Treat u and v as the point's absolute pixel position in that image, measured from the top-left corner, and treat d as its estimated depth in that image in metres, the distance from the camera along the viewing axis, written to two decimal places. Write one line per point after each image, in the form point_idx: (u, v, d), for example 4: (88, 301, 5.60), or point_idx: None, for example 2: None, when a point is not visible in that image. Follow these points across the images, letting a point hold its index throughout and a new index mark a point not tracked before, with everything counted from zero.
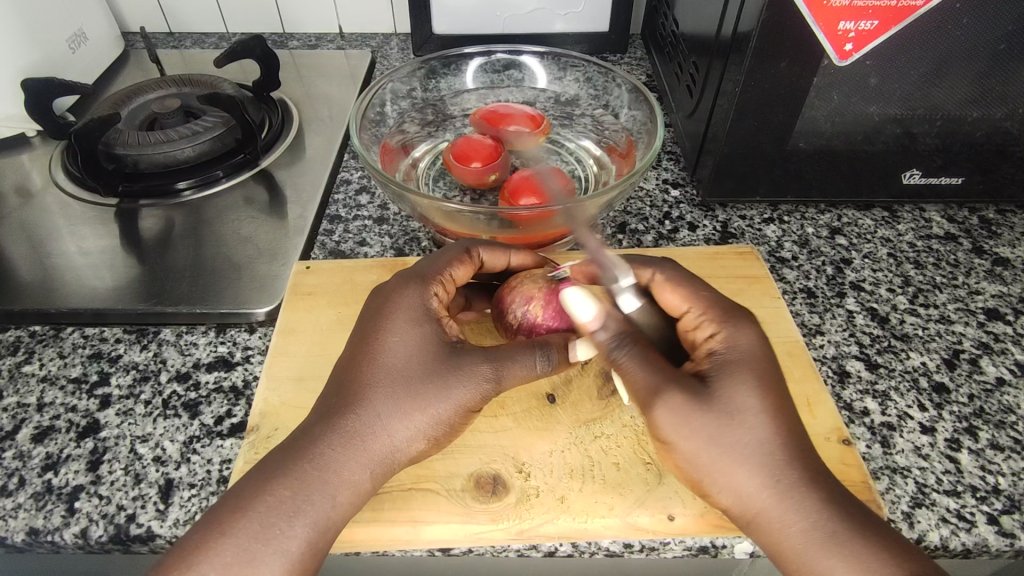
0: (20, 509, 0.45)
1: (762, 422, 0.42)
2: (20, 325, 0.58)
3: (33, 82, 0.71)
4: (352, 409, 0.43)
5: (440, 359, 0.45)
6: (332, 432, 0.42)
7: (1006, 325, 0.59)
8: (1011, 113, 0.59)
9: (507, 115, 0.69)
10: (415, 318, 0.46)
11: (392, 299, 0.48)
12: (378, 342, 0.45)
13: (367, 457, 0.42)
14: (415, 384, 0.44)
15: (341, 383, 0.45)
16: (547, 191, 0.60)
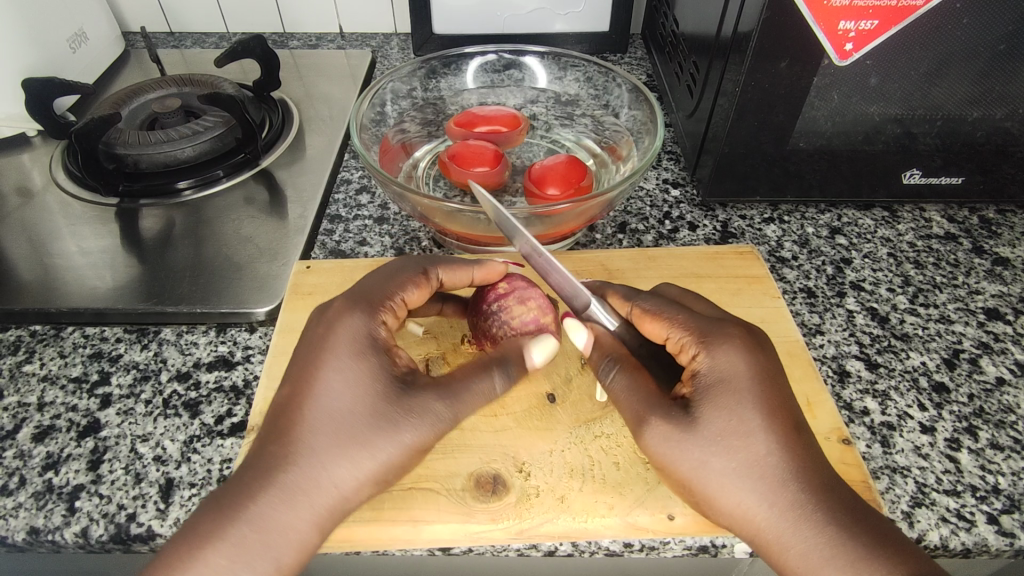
0: (20, 508, 0.45)
1: (757, 445, 0.40)
2: (21, 325, 0.58)
3: (33, 82, 0.71)
4: (287, 461, 0.40)
5: (386, 400, 0.42)
6: (270, 487, 0.39)
7: (1006, 325, 0.59)
8: (1011, 113, 0.59)
9: (484, 118, 0.69)
10: (357, 357, 0.42)
11: (333, 331, 0.44)
12: (311, 385, 0.42)
13: (307, 511, 0.39)
14: (353, 426, 0.41)
15: (273, 433, 0.41)
16: (570, 178, 0.63)
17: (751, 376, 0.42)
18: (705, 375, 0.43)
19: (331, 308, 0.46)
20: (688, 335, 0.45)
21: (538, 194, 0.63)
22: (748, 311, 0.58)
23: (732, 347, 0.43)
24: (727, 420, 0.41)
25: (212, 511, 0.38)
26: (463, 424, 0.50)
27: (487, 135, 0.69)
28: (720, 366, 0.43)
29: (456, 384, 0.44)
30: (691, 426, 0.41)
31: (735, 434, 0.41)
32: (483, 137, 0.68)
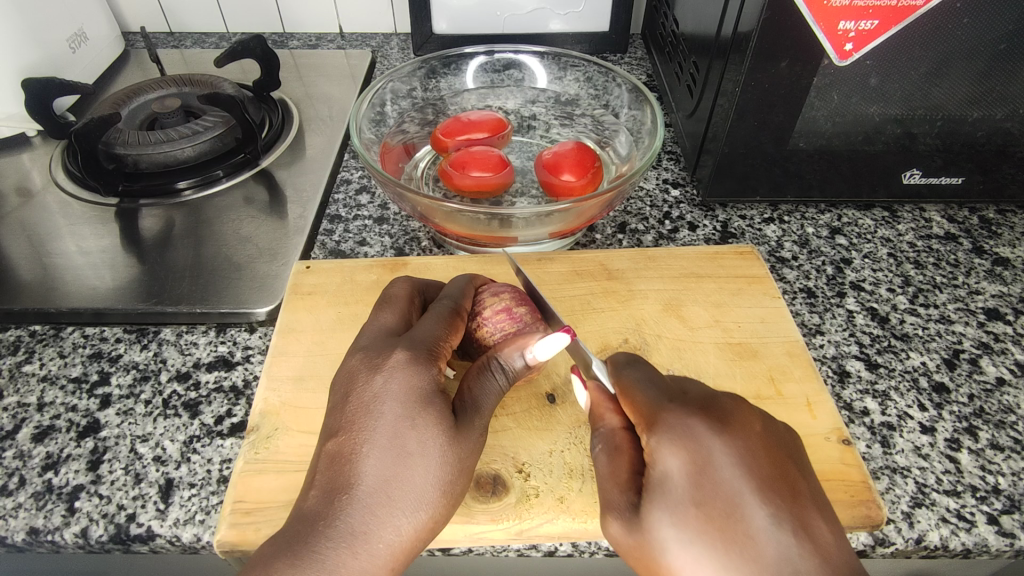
0: (20, 508, 0.45)
1: (714, 541, 0.35)
2: (21, 324, 0.58)
3: (33, 82, 0.71)
4: (355, 507, 0.38)
5: (451, 439, 0.41)
6: (341, 534, 0.37)
7: (1006, 325, 0.59)
8: (1011, 113, 0.59)
9: (466, 123, 0.69)
10: (422, 402, 0.41)
11: (394, 377, 0.42)
12: (372, 432, 0.40)
13: (383, 555, 0.38)
14: (421, 466, 0.40)
15: (329, 487, 0.39)
16: (583, 161, 0.64)
17: (707, 459, 0.37)
18: (656, 462, 0.38)
19: (385, 355, 0.44)
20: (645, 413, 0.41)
21: (557, 182, 0.64)
22: (748, 311, 0.58)
23: (689, 423, 0.38)
24: (687, 512, 0.36)
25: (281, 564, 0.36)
26: None
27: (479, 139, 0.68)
28: (672, 448, 0.38)
29: (479, 399, 0.44)
30: (650, 526, 0.37)
31: (696, 526, 0.35)
32: (476, 143, 0.68)
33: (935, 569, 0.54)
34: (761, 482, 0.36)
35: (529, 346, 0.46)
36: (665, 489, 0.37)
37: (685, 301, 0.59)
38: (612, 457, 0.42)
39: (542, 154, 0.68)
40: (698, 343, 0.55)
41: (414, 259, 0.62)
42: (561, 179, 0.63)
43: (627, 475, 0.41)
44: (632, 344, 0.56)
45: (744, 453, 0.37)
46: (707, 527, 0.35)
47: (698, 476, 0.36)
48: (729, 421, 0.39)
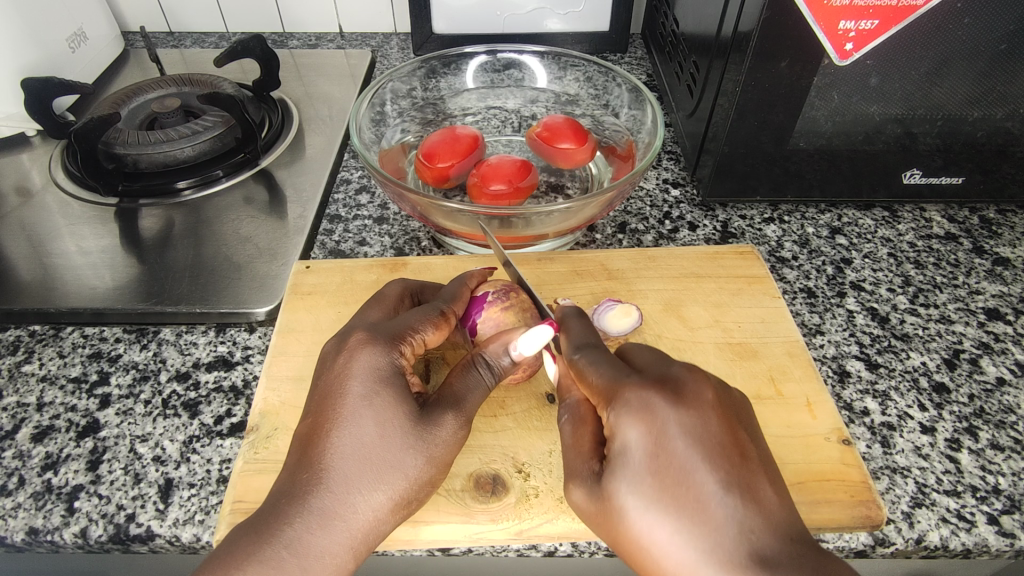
0: (19, 508, 0.45)
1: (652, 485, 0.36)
2: (20, 324, 0.58)
3: (33, 82, 0.70)
4: (323, 488, 0.38)
5: (413, 424, 0.41)
6: (304, 513, 0.37)
7: (1006, 325, 0.59)
8: (1012, 113, 0.59)
9: (442, 141, 0.65)
10: (381, 384, 0.41)
11: (354, 358, 0.42)
12: (335, 414, 0.40)
13: (344, 536, 0.38)
14: (382, 449, 0.39)
15: (296, 467, 0.39)
16: (578, 129, 0.67)
17: (668, 427, 0.37)
18: (616, 434, 0.38)
19: (350, 336, 0.44)
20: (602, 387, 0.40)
21: (577, 156, 0.67)
22: (748, 311, 0.58)
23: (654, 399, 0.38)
24: (646, 480, 0.36)
25: (242, 545, 0.36)
26: None
27: (473, 149, 0.66)
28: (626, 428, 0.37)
29: (459, 391, 0.44)
30: (612, 494, 0.37)
31: (649, 491, 0.36)
32: (468, 157, 0.65)
33: (935, 569, 0.54)
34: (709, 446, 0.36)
35: (513, 342, 0.45)
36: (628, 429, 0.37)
37: (685, 301, 0.59)
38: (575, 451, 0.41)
39: (533, 143, 0.69)
40: (698, 343, 0.55)
41: (414, 259, 0.62)
42: (576, 150, 0.66)
43: (588, 444, 0.41)
44: (632, 344, 0.55)
45: (697, 425, 0.36)
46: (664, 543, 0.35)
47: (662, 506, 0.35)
48: (666, 450, 0.36)
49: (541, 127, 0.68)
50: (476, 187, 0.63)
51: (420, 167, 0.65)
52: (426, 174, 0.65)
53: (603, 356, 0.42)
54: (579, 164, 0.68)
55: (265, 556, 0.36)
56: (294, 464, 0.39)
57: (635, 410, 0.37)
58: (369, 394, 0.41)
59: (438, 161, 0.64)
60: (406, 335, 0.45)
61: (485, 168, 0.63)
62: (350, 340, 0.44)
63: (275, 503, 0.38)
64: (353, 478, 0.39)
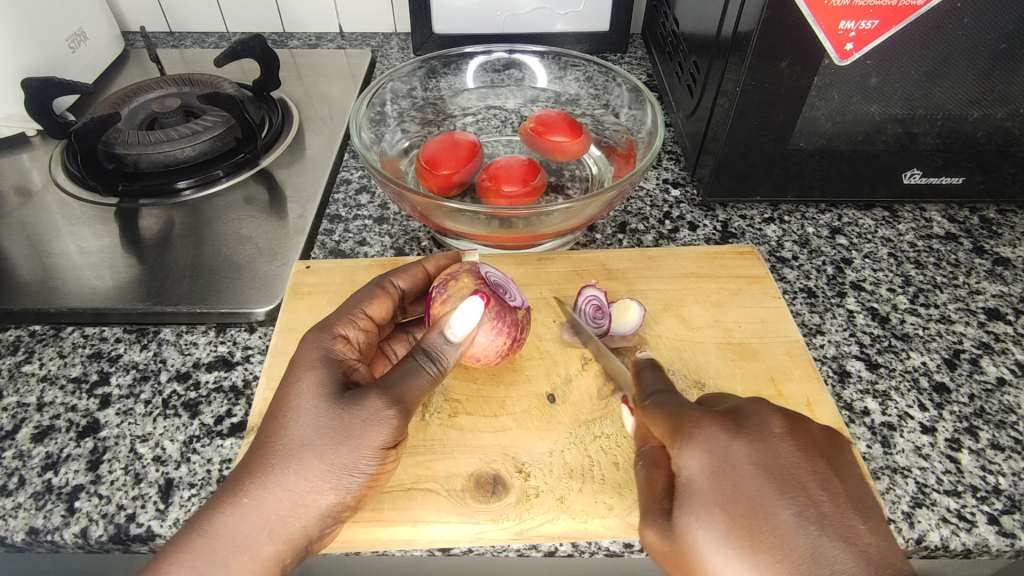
0: (19, 508, 0.45)
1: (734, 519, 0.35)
2: (20, 325, 0.58)
3: (32, 82, 0.70)
4: (248, 474, 0.39)
5: (330, 403, 0.40)
6: (229, 497, 0.38)
7: (1007, 325, 0.59)
8: (1012, 113, 0.59)
9: (442, 149, 0.64)
10: (310, 369, 0.42)
11: (299, 345, 0.45)
12: (275, 401, 0.41)
13: (267, 520, 0.38)
14: (296, 432, 0.39)
15: (241, 454, 0.41)
16: (571, 122, 0.68)
17: (742, 457, 0.37)
18: (682, 467, 0.38)
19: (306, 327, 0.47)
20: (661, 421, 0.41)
21: (575, 148, 0.67)
22: (748, 311, 0.58)
23: (712, 429, 0.38)
24: (721, 508, 0.36)
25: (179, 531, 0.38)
26: (463, 424, 0.50)
27: (473, 154, 0.65)
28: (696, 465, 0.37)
29: (392, 374, 0.42)
30: (684, 528, 0.36)
31: (726, 523, 0.35)
32: (468, 161, 0.64)
33: (935, 569, 0.54)
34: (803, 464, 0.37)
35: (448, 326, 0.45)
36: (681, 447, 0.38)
37: (685, 301, 0.59)
38: (648, 476, 0.41)
39: (528, 139, 0.69)
40: (698, 343, 0.55)
41: (414, 259, 0.62)
42: (572, 142, 0.67)
43: (662, 484, 0.40)
44: (632, 344, 0.56)
45: (765, 454, 0.37)
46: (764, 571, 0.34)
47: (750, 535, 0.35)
48: (735, 468, 0.37)
49: (532, 124, 0.69)
50: (486, 192, 0.63)
51: (423, 177, 0.64)
52: (429, 184, 0.64)
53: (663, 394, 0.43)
54: (577, 156, 0.69)
55: (189, 540, 0.37)
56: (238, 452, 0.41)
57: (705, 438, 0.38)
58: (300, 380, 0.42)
59: (442, 169, 0.63)
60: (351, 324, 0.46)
61: (491, 173, 0.63)
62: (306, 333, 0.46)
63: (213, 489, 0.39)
64: (279, 464, 0.39)
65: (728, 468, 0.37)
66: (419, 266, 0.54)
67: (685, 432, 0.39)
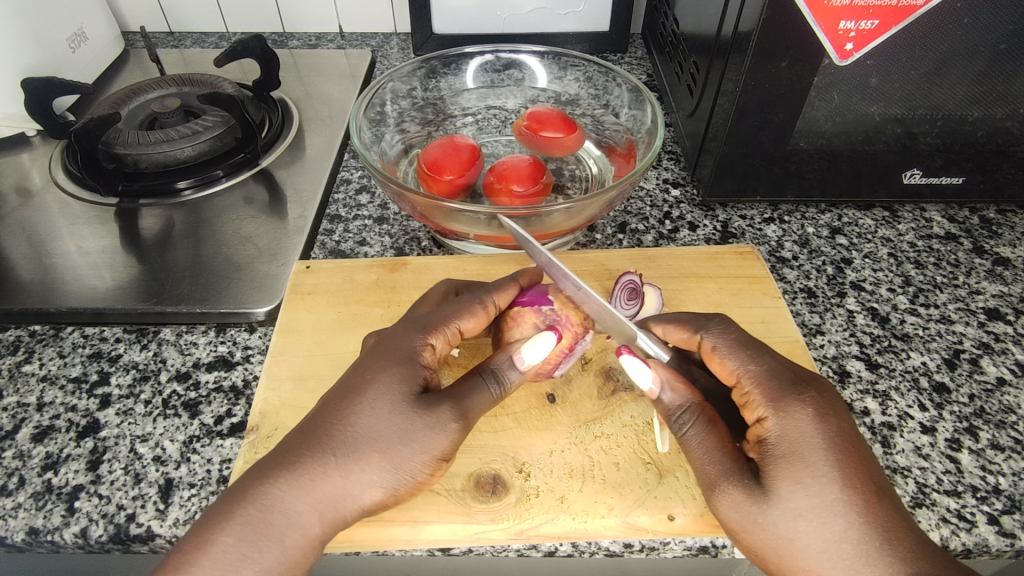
0: (19, 508, 0.45)
1: (812, 484, 0.38)
2: (20, 324, 0.58)
3: (33, 82, 0.70)
4: (313, 457, 0.39)
5: (413, 412, 0.41)
6: (294, 474, 0.39)
7: (1007, 325, 0.59)
8: (1012, 113, 0.59)
9: (442, 154, 0.64)
10: (403, 373, 0.43)
11: (387, 342, 0.45)
12: (350, 390, 0.42)
13: (320, 506, 0.39)
14: (376, 429, 0.41)
15: (299, 433, 0.41)
16: (565, 118, 0.69)
17: (809, 426, 0.40)
18: (769, 428, 0.41)
19: (392, 327, 0.47)
20: (755, 389, 0.43)
21: (570, 142, 0.68)
22: (748, 311, 0.58)
23: (807, 406, 0.41)
24: (779, 466, 0.39)
25: (238, 491, 0.38)
26: None
27: (473, 156, 0.65)
28: (794, 429, 0.40)
29: (461, 390, 0.44)
30: (738, 483, 0.40)
31: (779, 482, 0.39)
32: (470, 164, 0.64)
33: None
34: (858, 474, 0.38)
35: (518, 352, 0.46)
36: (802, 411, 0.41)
37: (685, 302, 0.59)
38: (693, 426, 0.43)
39: (523, 138, 0.70)
40: None
41: (415, 259, 0.63)
42: (567, 137, 0.68)
43: (711, 439, 0.42)
44: None
45: (826, 426, 0.40)
46: (810, 517, 0.38)
47: (792, 489, 0.38)
48: (781, 437, 0.40)
49: (525, 123, 0.69)
50: (494, 193, 0.63)
51: (426, 182, 0.64)
52: (434, 189, 0.63)
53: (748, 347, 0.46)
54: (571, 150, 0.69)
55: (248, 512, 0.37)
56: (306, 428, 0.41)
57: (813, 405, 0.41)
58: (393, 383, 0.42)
59: (445, 174, 0.63)
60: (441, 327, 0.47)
61: (498, 173, 0.63)
62: (394, 328, 0.47)
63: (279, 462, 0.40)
64: (355, 453, 0.40)
65: (792, 435, 0.40)
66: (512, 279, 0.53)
67: (800, 398, 0.41)
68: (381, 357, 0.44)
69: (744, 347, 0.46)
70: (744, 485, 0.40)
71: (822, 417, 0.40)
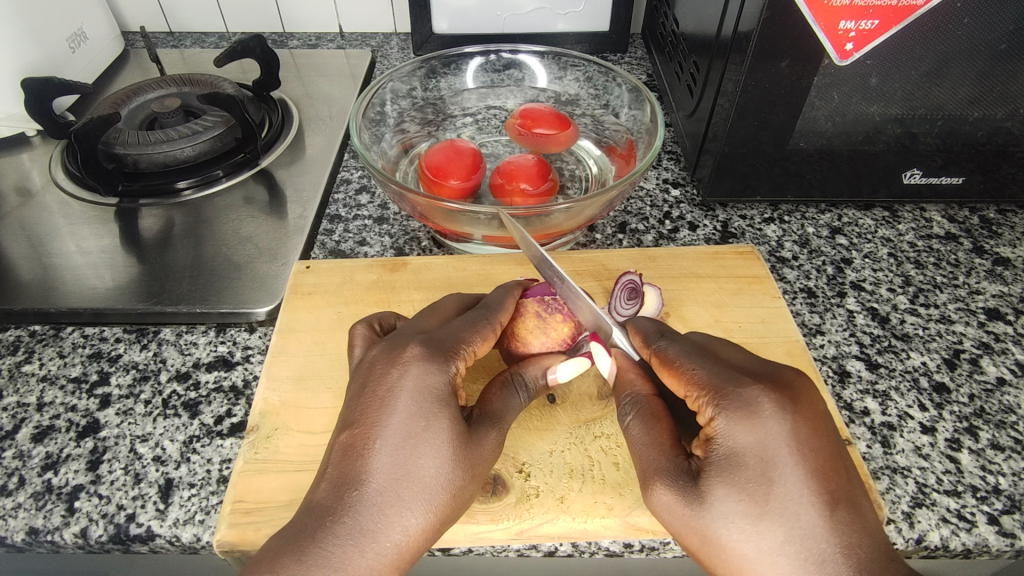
0: (20, 508, 0.45)
1: (753, 491, 0.36)
2: (20, 324, 0.58)
3: (33, 82, 0.70)
4: (372, 503, 0.38)
5: (462, 442, 0.41)
6: (353, 530, 0.37)
7: (1007, 325, 0.59)
8: (1012, 113, 0.59)
9: (445, 161, 0.63)
10: (435, 406, 0.41)
11: (411, 373, 0.42)
12: (383, 427, 0.40)
13: (391, 551, 0.38)
14: (431, 466, 0.40)
15: (340, 481, 0.39)
16: (558, 115, 0.69)
17: (765, 431, 0.37)
18: (719, 436, 0.38)
19: (404, 351, 0.43)
20: (705, 390, 0.40)
21: (568, 138, 0.69)
22: (748, 311, 0.58)
23: (761, 407, 0.37)
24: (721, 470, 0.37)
25: (294, 566, 0.36)
26: None
27: (477, 159, 0.64)
28: (738, 432, 0.37)
29: (498, 409, 0.45)
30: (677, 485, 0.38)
31: (721, 487, 0.37)
32: (475, 167, 0.64)
33: (934, 569, 0.54)
34: (813, 479, 0.36)
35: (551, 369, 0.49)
36: (757, 416, 0.37)
37: (685, 301, 0.59)
38: (644, 427, 0.42)
39: (519, 136, 0.70)
40: None
41: (414, 259, 0.63)
42: (564, 133, 0.68)
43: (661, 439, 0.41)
44: None
45: (783, 429, 0.37)
46: (753, 523, 0.36)
47: (733, 494, 0.36)
48: (727, 444, 0.37)
49: (520, 121, 0.69)
50: (502, 193, 0.63)
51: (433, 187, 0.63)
52: (443, 194, 0.63)
53: (696, 350, 0.43)
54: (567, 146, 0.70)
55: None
56: (339, 479, 0.39)
57: (767, 407, 0.37)
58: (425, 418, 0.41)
59: (451, 180, 0.62)
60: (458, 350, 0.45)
61: (505, 174, 0.63)
62: (403, 354, 0.43)
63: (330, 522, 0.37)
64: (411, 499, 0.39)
65: (740, 440, 0.37)
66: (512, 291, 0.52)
67: (753, 397, 0.38)
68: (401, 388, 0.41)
69: (699, 353, 0.42)
70: (685, 490, 0.38)
71: (777, 418, 0.37)
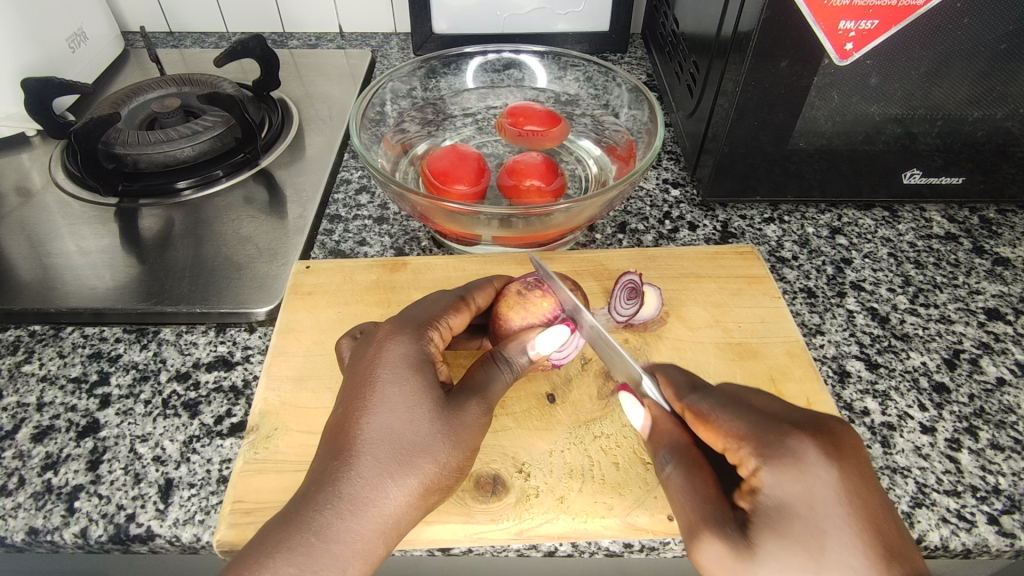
0: (19, 508, 0.45)
1: (805, 540, 0.35)
2: (20, 324, 0.58)
3: (33, 82, 0.70)
4: (353, 470, 0.39)
5: (441, 410, 0.42)
6: (335, 498, 0.38)
7: (1007, 325, 0.59)
8: (1012, 113, 0.59)
9: (451, 166, 0.63)
10: (410, 371, 0.43)
11: (386, 346, 0.44)
12: (364, 398, 0.41)
13: (375, 519, 0.38)
14: (410, 432, 0.40)
15: (326, 454, 0.40)
16: (546, 112, 0.70)
17: (821, 484, 0.36)
18: (765, 488, 0.37)
19: (379, 330, 0.46)
20: (746, 442, 0.39)
21: (558, 134, 0.70)
22: (747, 311, 0.58)
23: (810, 456, 0.37)
24: (773, 521, 0.36)
25: (275, 534, 0.36)
26: None
27: (479, 163, 0.64)
28: (785, 484, 0.36)
29: (479, 380, 0.45)
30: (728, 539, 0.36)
31: (775, 539, 0.35)
32: (478, 170, 0.63)
33: (935, 569, 0.54)
34: (867, 529, 0.34)
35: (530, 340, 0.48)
36: (807, 468, 0.36)
37: (685, 301, 0.59)
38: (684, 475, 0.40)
39: (511, 135, 0.70)
40: (699, 343, 0.56)
41: (414, 259, 0.63)
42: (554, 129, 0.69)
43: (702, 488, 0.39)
44: (632, 344, 0.56)
45: (835, 477, 0.36)
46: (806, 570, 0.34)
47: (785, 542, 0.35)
48: (776, 496, 0.36)
49: (512, 121, 0.70)
50: (516, 194, 0.63)
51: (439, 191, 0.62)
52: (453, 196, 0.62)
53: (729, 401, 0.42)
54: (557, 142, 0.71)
55: (294, 548, 0.36)
56: (324, 452, 0.40)
57: (816, 458, 0.37)
58: (398, 384, 0.42)
59: (458, 184, 0.62)
60: (430, 326, 0.47)
61: (514, 174, 0.63)
62: (379, 332, 0.46)
63: (312, 495, 0.38)
64: (391, 465, 0.39)
65: (787, 491, 0.36)
66: (491, 279, 0.54)
67: (798, 449, 0.37)
68: (377, 359, 0.43)
69: (734, 404, 0.42)
70: (736, 542, 0.36)
71: (825, 465, 0.36)
